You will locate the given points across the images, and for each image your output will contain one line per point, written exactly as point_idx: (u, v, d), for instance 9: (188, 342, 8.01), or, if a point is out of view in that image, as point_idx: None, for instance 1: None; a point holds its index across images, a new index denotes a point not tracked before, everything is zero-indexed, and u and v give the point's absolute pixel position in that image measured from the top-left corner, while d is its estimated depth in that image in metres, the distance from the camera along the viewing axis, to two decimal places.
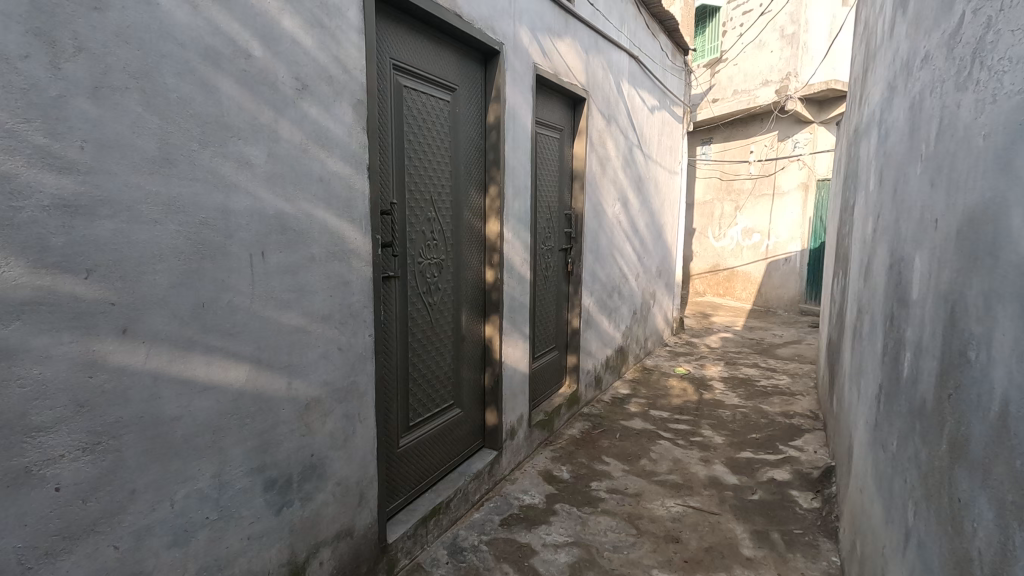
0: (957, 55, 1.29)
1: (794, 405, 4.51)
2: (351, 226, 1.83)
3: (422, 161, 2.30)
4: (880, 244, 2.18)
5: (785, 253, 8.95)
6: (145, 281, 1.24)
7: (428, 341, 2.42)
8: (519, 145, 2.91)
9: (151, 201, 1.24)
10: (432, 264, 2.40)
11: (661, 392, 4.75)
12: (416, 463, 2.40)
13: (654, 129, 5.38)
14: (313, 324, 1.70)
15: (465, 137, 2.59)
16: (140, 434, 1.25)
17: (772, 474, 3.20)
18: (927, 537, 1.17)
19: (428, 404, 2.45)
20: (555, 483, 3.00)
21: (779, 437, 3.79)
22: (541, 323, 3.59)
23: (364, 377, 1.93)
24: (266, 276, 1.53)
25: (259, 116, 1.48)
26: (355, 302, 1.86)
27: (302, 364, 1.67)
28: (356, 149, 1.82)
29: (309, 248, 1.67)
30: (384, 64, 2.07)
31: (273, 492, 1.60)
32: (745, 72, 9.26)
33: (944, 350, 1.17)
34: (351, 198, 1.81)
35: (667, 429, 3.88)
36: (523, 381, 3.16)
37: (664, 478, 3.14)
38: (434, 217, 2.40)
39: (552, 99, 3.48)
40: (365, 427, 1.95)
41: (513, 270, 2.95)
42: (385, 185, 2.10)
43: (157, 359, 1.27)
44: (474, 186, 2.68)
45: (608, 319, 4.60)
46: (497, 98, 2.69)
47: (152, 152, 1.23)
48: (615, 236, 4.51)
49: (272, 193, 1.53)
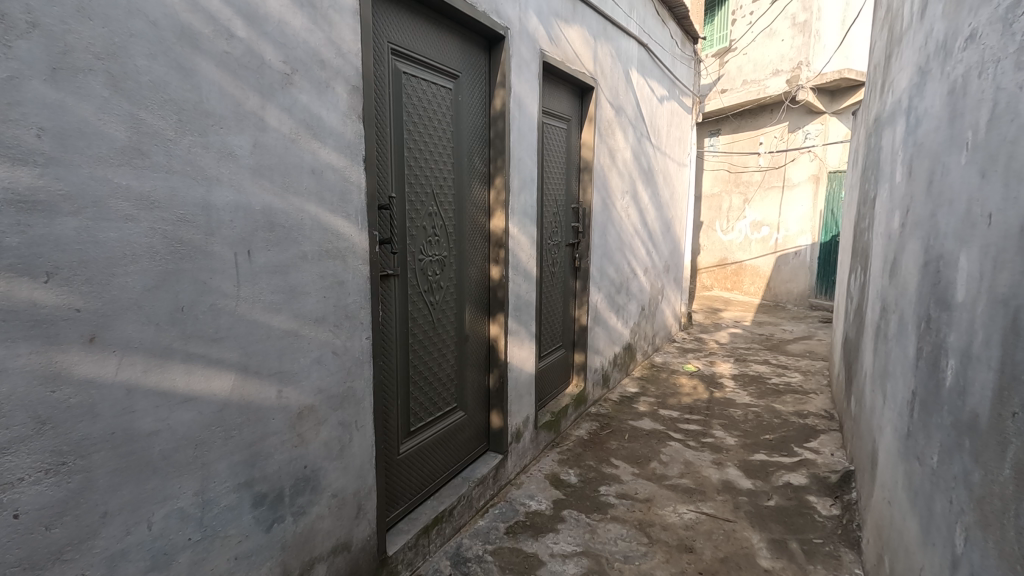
0: (1018, 30, 1.15)
1: (807, 404, 4.38)
2: (347, 221, 1.71)
3: (424, 152, 2.18)
4: (910, 242, 2.05)
5: (795, 246, 8.80)
6: (116, 283, 1.13)
7: (430, 342, 2.30)
8: (525, 134, 2.78)
9: (121, 196, 1.12)
10: (433, 261, 2.28)
11: (671, 391, 4.62)
12: (419, 469, 2.29)
13: (663, 119, 5.24)
14: (305, 328, 1.58)
15: (469, 126, 2.47)
16: (113, 452, 1.14)
17: (788, 478, 3.08)
18: (985, 570, 1.04)
19: (430, 408, 2.34)
20: (562, 488, 2.89)
21: (793, 438, 3.67)
22: (548, 321, 3.48)
23: (362, 383, 1.82)
24: (253, 276, 1.41)
25: (243, 102, 1.36)
26: (350, 303, 1.74)
27: (293, 370, 1.56)
28: (352, 139, 1.70)
29: (299, 246, 1.55)
30: (382, 49, 1.95)
31: (263, 508, 1.50)
32: (755, 62, 9.08)
33: (1006, 360, 1.04)
34: (346, 191, 1.70)
35: (677, 430, 3.77)
36: (529, 380, 3.04)
37: (675, 482, 3.03)
38: (436, 211, 2.28)
39: (560, 87, 3.34)
40: (362, 436, 1.84)
41: (519, 266, 2.83)
42: (383, 177, 1.98)
43: (130, 370, 1.16)
44: (479, 178, 2.56)
45: (616, 315, 4.47)
46: (503, 84, 2.55)
47: (121, 141, 1.11)
48: (623, 230, 4.38)
49: (258, 186, 1.41)
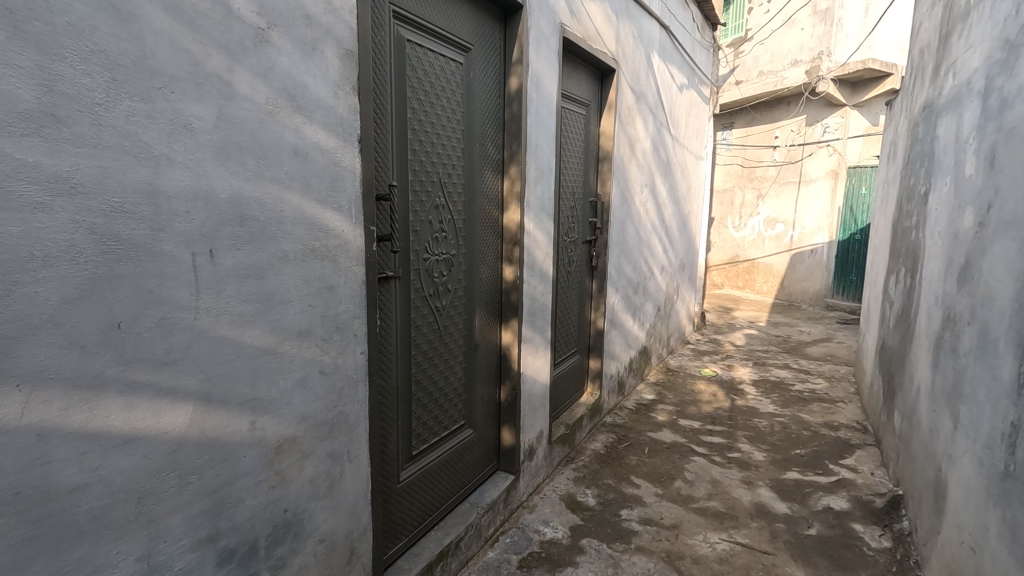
0: None
1: (837, 414, 4.09)
2: (338, 215, 1.42)
3: (430, 135, 1.89)
4: (1001, 240, 1.75)
5: (811, 244, 8.51)
6: (21, 296, 0.84)
7: (435, 352, 2.01)
8: (542, 118, 2.48)
9: (28, 177, 0.84)
10: (439, 261, 1.98)
11: (690, 398, 4.34)
12: (421, 498, 2.01)
13: (682, 109, 4.94)
14: (285, 344, 1.30)
15: (480, 108, 2.17)
16: (17, 519, 0.86)
17: (828, 501, 2.79)
18: None
19: (434, 427, 2.05)
20: (579, 512, 2.61)
21: (827, 454, 3.38)
22: (563, 326, 3.19)
23: (355, 406, 1.54)
24: (218, 282, 1.13)
25: (204, 62, 1.06)
26: (342, 313, 1.46)
27: (271, 396, 1.28)
28: (345, 116, 1.41)
29: (279, 244, 1.26)
30: (383, 11, 1.65)
31: (231, 566, 1.22)
32: (773, 52, 8.74)
33: None
34: (338, 179, 1.40)
35: (700, 443, 3.48)
36: (543, 392, 2.76)
37: (703, 505, 2.75)
38: (443, 203, 1.98)
39: (579, 68, 3.04)
40: (355, 468, 1.56)
41: (535, 266, 2.54)
42: (383, 164, 1.68)
43: (42, 411, 0.88)
44: (491, 167, 2.27)
45: (632, 317, 4.18)
46: (520, 61, 2.25)
47: (27, 103, 0.83)
48: (641, 226, 4.08)
49: (224, 170, 1.12)
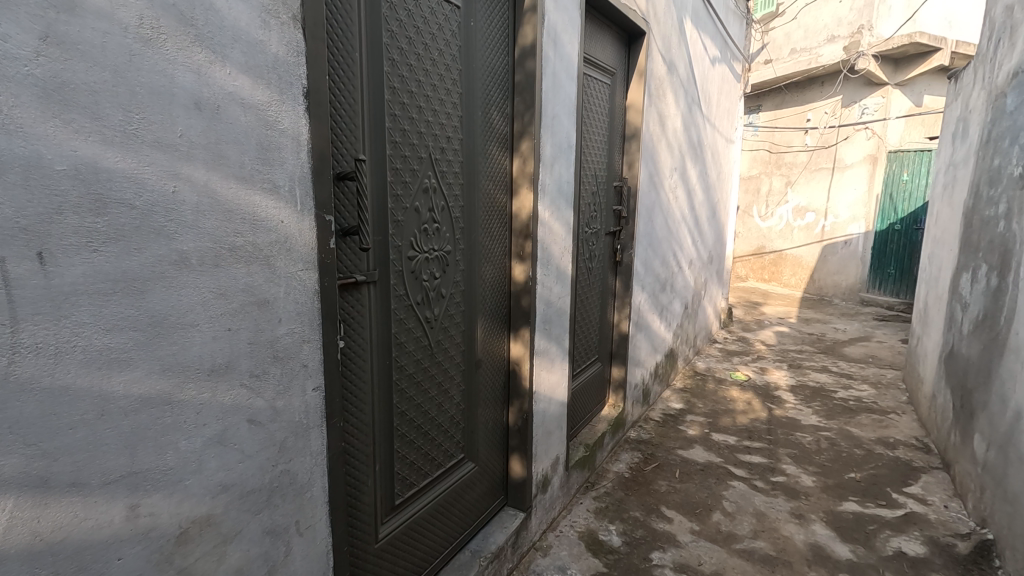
0: None
1: (890, 428, 3.61)
2: (274, 201, 1.00)
3: (416, 96, 1.46)
4: None
5: (845, 235, 7.94)
6: None
7: (425, 373, 1.60)
8: (560, 82, 2.03)
9: None
10: (430, 259, 1.56)
11: (722, 407, 3.89)
12: (408, 555, 1.60)
13: (714, 85, 4.45)
14: (190, 387, 0.89)
15: (483, 67, 1.73)
16: None
17: (898, 544, 2.34)
18: None
19: (424, 466, 1.65)
20: (602, 556, 2.19)
21: (886, 479, 2.92)
22: (583, 332, 2.77)
23: (304, 460, 1.13)
24: (58, 304, 0.72)
25: None
26: (283, 338, 1.05)
27: (168, 464, 0.87)
28: (280, 58, 0.99)
29: (174, 242, 0.85)
30: None
31: None
32: (807, 27, 8.14)
33: None
34: (271, 149, 0.99)
35: (738, 464, 3.05)
36: (559, 409, 2.34)
37: (748, 546, 2.31)
38: (435, 186, 1.56)
39: (603, 28, 2.58)
40: (307, 542, 1.16)
41: (550, 262, 2.11)
42: (350, 132, 1.26)
43: None
44: (497, 141, 1.84)
45: (659, 318, 3.74)
46: (534, 8, 1.80)
47: None
48: (669, 215, 3.62)
49: (63, 124, 0.71)
